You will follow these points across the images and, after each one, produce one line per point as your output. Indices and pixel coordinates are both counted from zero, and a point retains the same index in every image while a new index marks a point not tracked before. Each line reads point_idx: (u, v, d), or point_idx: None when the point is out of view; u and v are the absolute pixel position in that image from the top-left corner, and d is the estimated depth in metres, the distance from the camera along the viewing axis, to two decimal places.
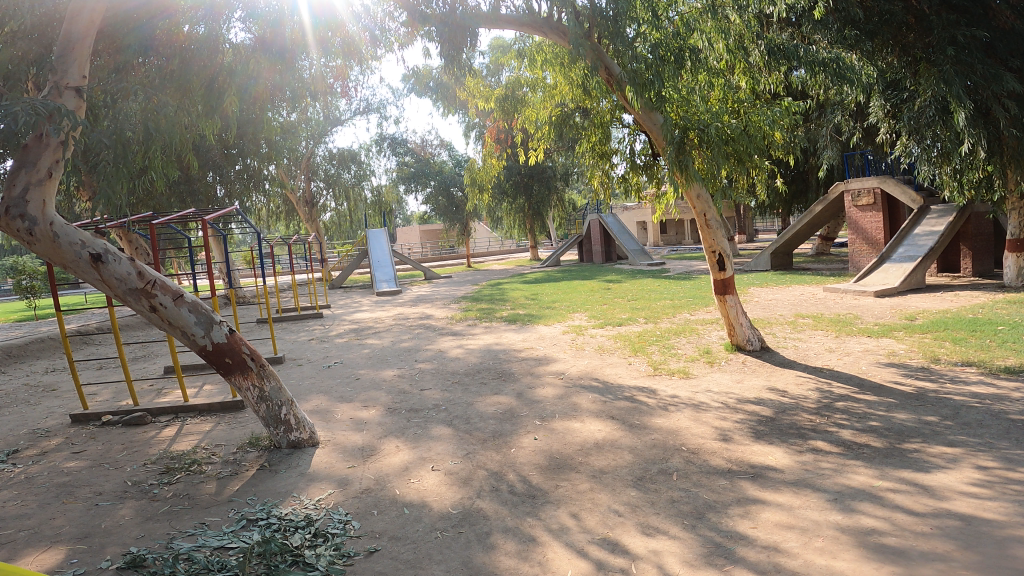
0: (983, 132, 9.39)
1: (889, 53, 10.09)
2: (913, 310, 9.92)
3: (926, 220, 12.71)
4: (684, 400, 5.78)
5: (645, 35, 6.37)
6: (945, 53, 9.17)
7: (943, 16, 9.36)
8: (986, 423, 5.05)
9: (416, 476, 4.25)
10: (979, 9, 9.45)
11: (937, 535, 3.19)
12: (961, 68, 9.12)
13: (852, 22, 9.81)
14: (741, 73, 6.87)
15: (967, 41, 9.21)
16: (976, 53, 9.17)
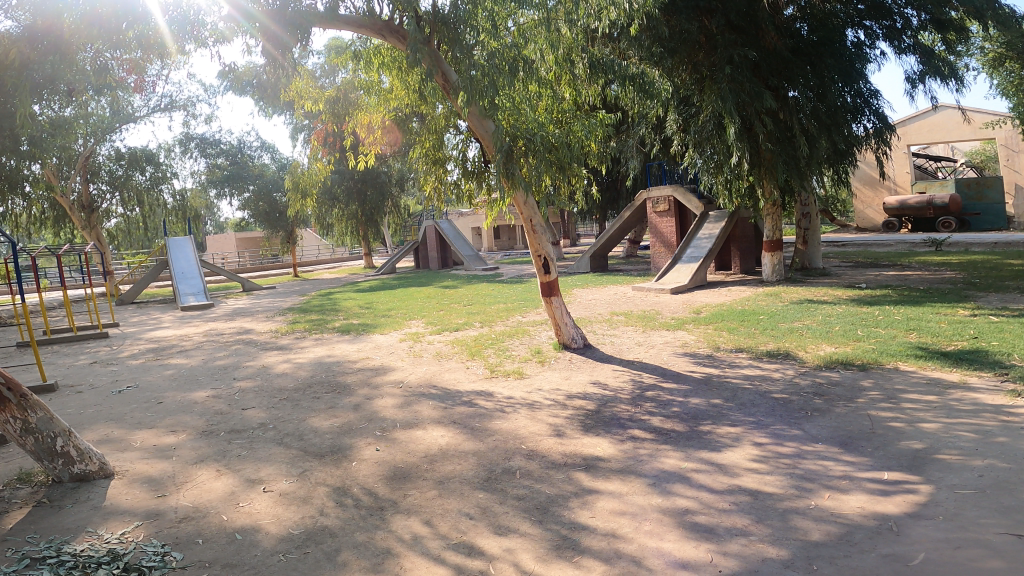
0: (747, 146, 10.92)
1: (683, 71, 11.32)
2: (699, 304, 11.20)
3: (706, 225, 14.36)
4: (519, 400, 5.98)
5: (485, 45, 6.44)
6: (723, 71, 10.55)
7: (726, 37, 10.72)
8: (757, 402, 5.87)
9: (245, 500, 3.95)
10: (753, 30, 10.88)
11: (736, 510, 3.62)
12: (734, 85, 10.53)
13: (660, 39, 10.86)
14: (566, 85, 7.41)
15: (740, 61, 10.57)
16: (746, 73, 10.62)
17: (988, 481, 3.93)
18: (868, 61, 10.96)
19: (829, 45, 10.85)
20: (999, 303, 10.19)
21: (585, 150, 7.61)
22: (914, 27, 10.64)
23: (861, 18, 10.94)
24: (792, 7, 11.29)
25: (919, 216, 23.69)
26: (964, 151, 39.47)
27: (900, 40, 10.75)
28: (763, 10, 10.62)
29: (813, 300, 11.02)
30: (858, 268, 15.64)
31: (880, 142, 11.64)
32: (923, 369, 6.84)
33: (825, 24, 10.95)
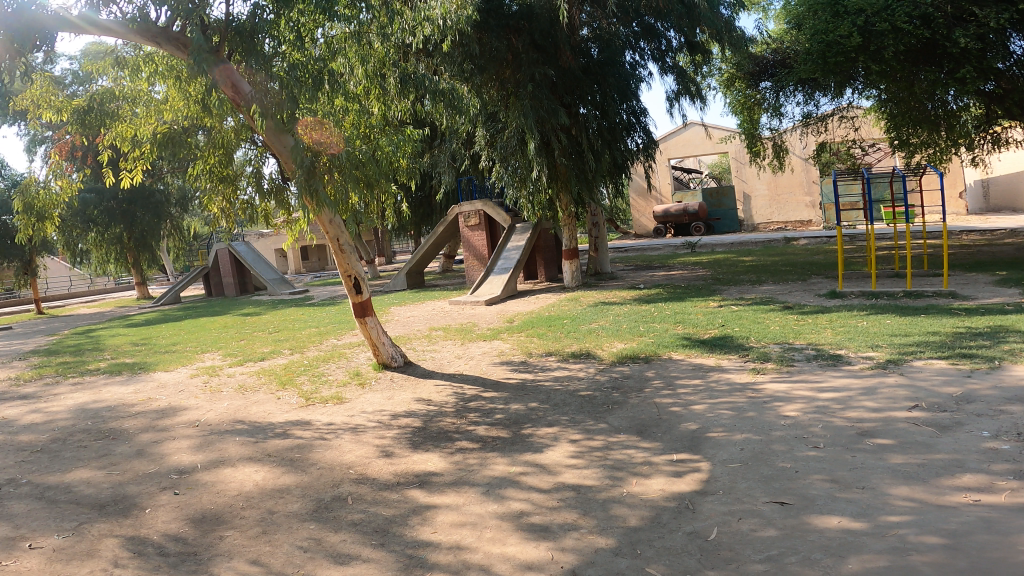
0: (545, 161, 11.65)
1: (492, 87, 11.88)
2: (512, 313, 11.63)
3: (515, 237, 15.03)
4: (340, 425, 5.74)
5: (285, 56, 6.18)
6: (526, 89, 11.22)
7: (530, 56, 11.32)
8: (567, 401, 6.24)
9: (10, 564, 3.34)
10: (552, 50, 11.51)
11: (563, 506, 3.80)
12: (535, 102, 11.22)
13: (470, 57, 11.26)
14: (374, 99, 7.37)
15: (541, 79, 11.29)
16: (545, 91, 11.33)
17: (750, 454, 4.60)
18: (642, 80, 12.26)
19: (612, 66, 11.97)
20: (734, 294, 12.04)
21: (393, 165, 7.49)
22: (674, 49, 12.01)
23: (636, 40, 12.00)
24: (585, 27, 12.06)
25: (679, 222, 26.99)
26: (710, 164, 45.76)
27: (663, 60, 12.13)
28: (562, 29, 11.33)
29: (605, 302, 12.03)
30: (638, 270, 17.36)
31: (649, 155, 13.11)
32: (690, 356, 7.81)
33: (611, 45, 11.84)
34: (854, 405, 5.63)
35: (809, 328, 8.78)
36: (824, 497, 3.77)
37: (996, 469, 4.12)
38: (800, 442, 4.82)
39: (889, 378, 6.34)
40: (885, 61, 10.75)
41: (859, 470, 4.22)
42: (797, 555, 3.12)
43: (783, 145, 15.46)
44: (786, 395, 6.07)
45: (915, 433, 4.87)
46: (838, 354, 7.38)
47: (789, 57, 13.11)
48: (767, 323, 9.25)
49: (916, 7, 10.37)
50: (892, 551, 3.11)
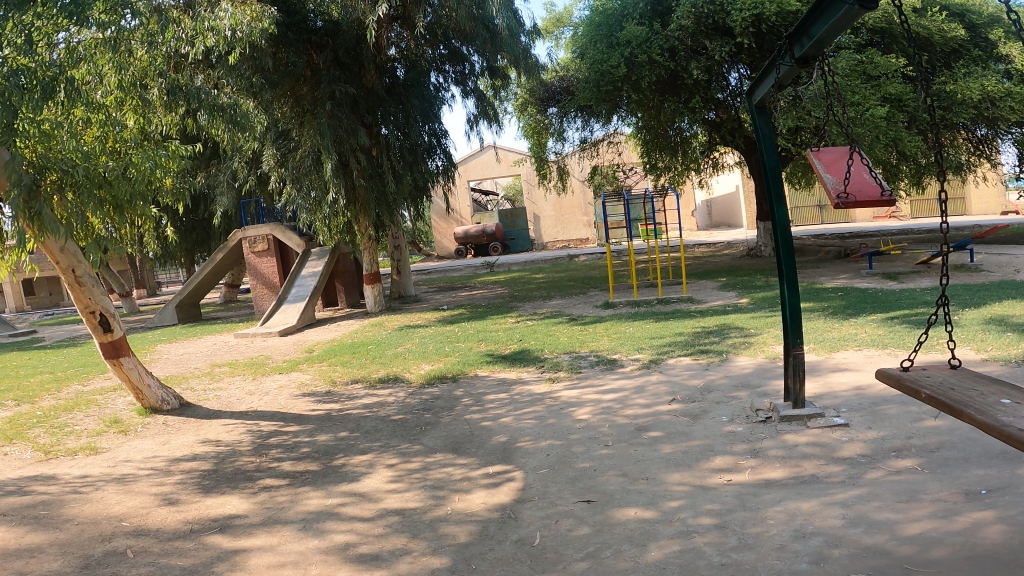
0: (343, 182, 11.35)
1: (285, 102, 11.42)
2: (310, 343, 11.10)
3: (310, 262, 14.41)
4: (102, 477, 5.00)
5: (7, 59, 5.31)
6: (324, 106, 10.88)
7: (330, 73, 11.19)
8: (378, 427, 6.08)
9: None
10: (355, 68, 11.66)
11: (390, 532, 3.69)
12: (333, 120, 10.94)
13: (261, 70, 10.61)
14: (131, 110, 6.62)
15: (341, 97, 11.12)
16: (344, 109, 11.18)
17: (556, 458, 4.86)
18: (445, 103, 12.72)
19: (415, 87, 12.28)
20: (529, 309, 12.76)
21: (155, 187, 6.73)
22: (476, 74, 12.36)
23: (441, 63, 12.34)
24: (392, 48, 11.92)
25: (477, 243, 27.89)
26: (502, 186, 47.90)
27: (465, 83, 12.53)
28: (367, 47, 11.43)
29: (410, 325, 12.01)
30: (440, 292, 17.57)
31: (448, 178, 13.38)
32: (493, 372, 8.07)
33: (416, 66, 12.12)
34: (630, 403, 6.28)
35: (590, 336, 9.60)
36: (620, 491, 4.10)
37: (737, 449, 4.88)
38: (593, 441, 5.23)
39: (650, 376, 7.19)
40: (641, 90, 12.27)
41: (642, 462, 4.68)
42: (612, 548, 3.33)
43: (566, 168, 16.63)
44: (577, 399, 6.55)
45: (676, 423, 5.58)
46: (613, 358, 8.17)
47: (573, 86, 14.38)
48: (557, 335, 9.92)
49: (666, 40, 11.79)
50: (684, 534, 3.46)
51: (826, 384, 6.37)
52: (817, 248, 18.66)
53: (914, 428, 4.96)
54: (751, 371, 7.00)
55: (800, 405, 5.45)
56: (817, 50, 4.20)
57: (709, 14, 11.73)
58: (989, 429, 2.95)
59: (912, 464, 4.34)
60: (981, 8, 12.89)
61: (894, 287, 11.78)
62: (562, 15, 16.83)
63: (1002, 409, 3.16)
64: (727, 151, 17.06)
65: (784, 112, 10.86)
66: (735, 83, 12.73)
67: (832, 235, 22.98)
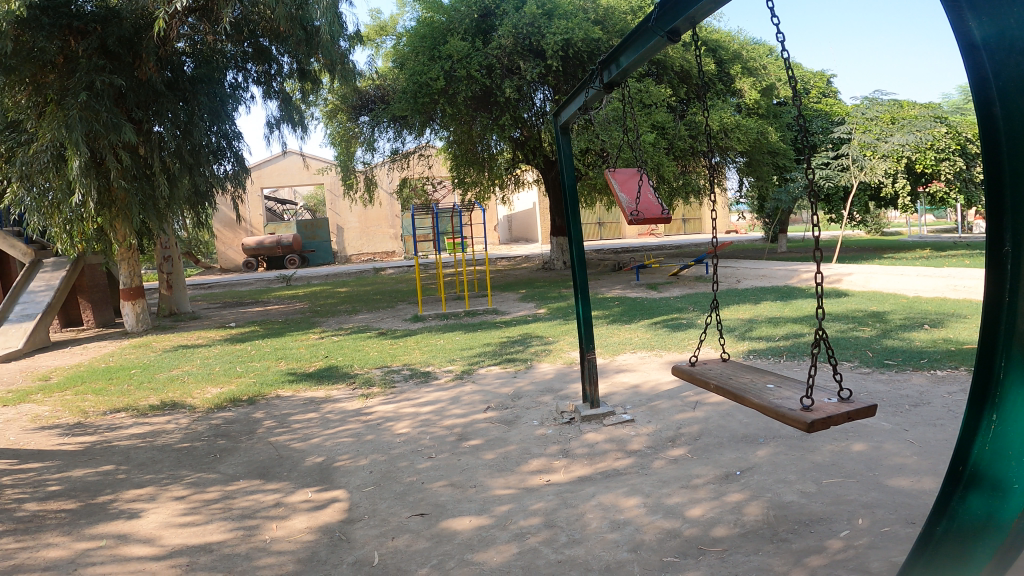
0: (95, 183, 9.92)
1: (20, 91, 9.87)
2: (44, 370, 9.48)
3: (41, 275, 12.29)
4: None
5: None
6: (76, 97, 9.43)
7: (92, 61, 9.77)
8: (157, 457, 5.40)
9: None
10: (127, 57, 10.34)
11: (192, 571, 3.29)
12: (87, 113, 9.50)
13: None
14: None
15: (104, 88, 9.76)
16: (107, 103, 9.83)
17: (378, 475, 4.70)
18: (241, 103, 11.76)
19: (207, 83, 11.20)
20: (335, 325, 12.29)
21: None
22: (284, 75, 11.72)
23: (244, 60, 11.58)
24: (183, 40, 10.91)
25: (271, 254, 26.15)
26: (300, 194, 45.56)
27: (270, 84, 11.78)
28: (150, 39, 10.11)
29: (187, 345, 10.87)
30: (226, 308, 16.14)
31: (239, 183, 12.47)
32: (299, 392, 7.60)
33: (210, 61, 11.16)
34: (446, 414, 6.30)
35: (400, 350, 9.49)
36: (451, 501, 4.08)
37: (549, 451, 5.12)
38: (416, 455, 5.16)
39: (464, 386, 7.27)
40: (456, 104, 12.57)
41: (467, 470, 4.71)
42: (452, 559, 3.30)
43: (373, 179, 16.33)
44: (394, 414, 6.40)
45: (492, 430, 5.72)
46: (426, 370, 8.15)
47: (390, 95, 14.30)
48: (366, 350, 9.64)
49: (485, 57, 12.23)
50: (517, 537, 3.54)
51: (611, 384, 6.98)
52: (597, 261, 20.40)
53: (679, 420, 5.62)
54: (553, 376, 7.41)
55: (596, 404, 5.90)
56: (621, 77, 4.60)
57: (527, 36, 12.24)
58: (766, 410, 3.42)
59: (685, 452, 4.89)
60: (728, 45, 15.00)
61: (655, 296, 13.24)
62: (386, 24, 16.49)
63: (773, 391, 3.68)
64: (525, 168, 17.96)
65: (577, 134, 11.79)
66: (539, 104, 13.32)
67: (607, 250, 25.33)
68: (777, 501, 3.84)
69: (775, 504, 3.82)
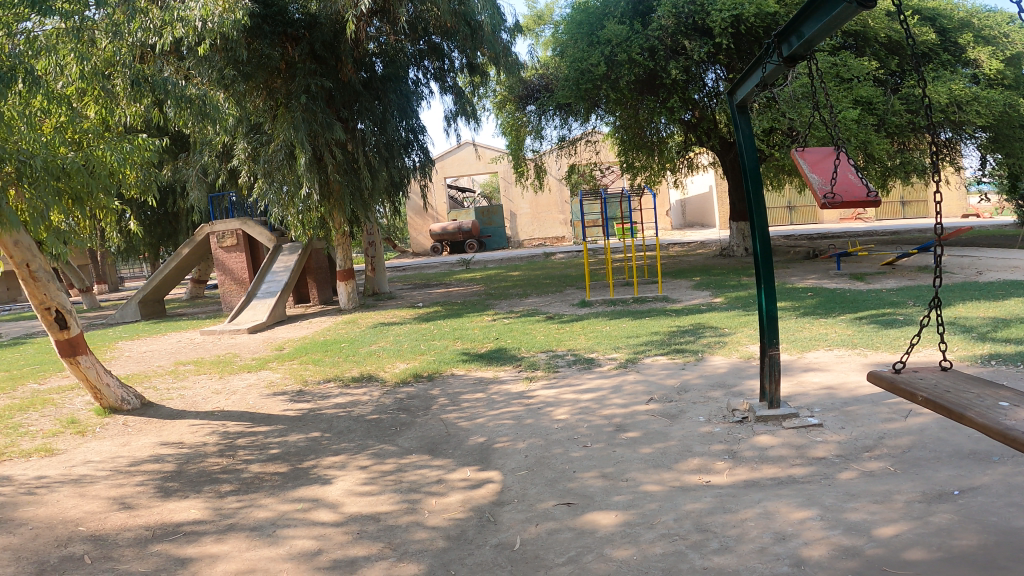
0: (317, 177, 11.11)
1: (258, 95, 11.23)
2: (281, 340, 10.90)
3: (283, 258, 14.11)
4: (59, 479, 4.79)
5: None
6: (299, 100, 10.71)
7: (307, 66, 10.95)
8: (352, 427, 5.97)
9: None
10: (331, 62, 11.36)
11: (360, 538, 3.60)
12: (308, 115, 10.80)
13: (234, 62, 10.36)
14: (90, 102, 6.51)
15: (318, 91, 10.97)
16: (320, 103, 11.00)
17: (534, 460, 4.80)
18: (422, 99, 12.55)
19: (395, 82, 12.08)
20: (506, 307, 12.72)
21: (117, 179, 6.69)
22: (456, 70, 12.29)
23: (421, 58, 12.21)
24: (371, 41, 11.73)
25: (453, 240, 27.69)
26: (476, 182, 47.66)
27: (444, 80, 12.38)
28: (345, 41, 11.11)
29: (385, 322, 11.91)
30: (415, 289, 17.39)
31: (423, 174, 13.31)
32: (470, 371, 8.00)
33: (395, 61, 11.90)
34: (606, 403, 6.26)
35: (566, 335, 9.58)
36: (602, 493, 4.06)
37: (714, 450, 4.89)
38: (572, 442, 5.20)
39: (626, 375, 7.19)
40: (619, 89, 12.34)
41: (621, 463, 4.65)
42: (592, 552, 3.29)
43: (542, 166, 16.62)
44: (554, 399, 6.50)
45: (653, 422, 5.59)
46: (589, 357, 8.16)
47: (552, 83, 14.27)
48: (533, 333, 9.88)
49: (646, 40, 11.77)
50: (665, 537, 3.43)
51: (798, 383, 6.47)
52: (785, 249, 18.92)
53: (884, 430, 5.03)
54: (726, 370, 7.04)
55: (776, 405, 5.48)
56: (805, 49, 4.16)
57: (689, 14, 11.73)
58: (992, 432, 2.94)
59: (885, 464, 4.38)
60: (950, 14, 13.43)
61: (859, 288, 12.01)
62: (543, 13, 16.66)
63: (1003, 410, 3.16)
64: (700, 152, 17.12)
65: (760, 114, 11.04)
66: (711, 84, 12.57)
67: (799, 236, 23.40)
68: (1001, 526, 3.32)
69: (994, 529, 3.30)
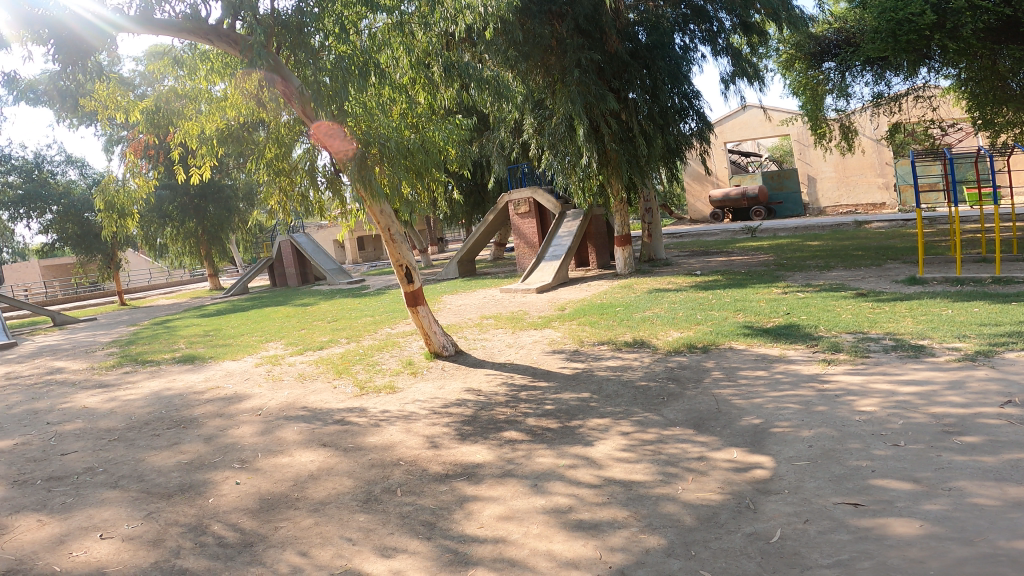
0: (595, 146, 11.41)
1: (537, 73, 11.63)
2: (564, 301, 11.57)
3: (565, 225, 14.79)
4: (394, 414, 5.78)
5: (331, 47, 6.22)
6: (572, 74, 10.97)
7: (574, 41, 11.04)
8: (620, 392, 6.12)
9: (78, 550, 3.47)
10: (597, 34, 11.34)
11: (612, 503, 3.73)
12: (582, 87, 10.97)
13: (514, 43, 10.89)
14: (420, 89, 7.29)
15: (588, 64, 11.08)
16: (591, 75, 11.11)
17: (819, 451, 4.29)
18: (693, 63, 12.01)
19: (661, 49, 11.64)
20: (802, 281, 11.59)
21: (442, 155, 7.61)
22: (727, 30, 11.90)
23: (686, 22, 11.97)
24: (633, 11, 11.95)
25: (738, 206, 26.28)
26: (767, 146, 44.43)
27: (716, 42, 11.99)
28: (606, 13, 11.06)
29: (661, 289, 11.82)
30: (695, 256, 17.00)
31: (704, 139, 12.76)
32: (752, 347, 7.42)
33: (658, 28, 11.58)
34: (938, 400, 4.98)
35: (886, 317, 8.07)
36: (902, 498, 3.52)
37: None
38: (876, 439, 4.38)
39: (975, 371, 5.61)
40: (962, 39, 10.18)
41: (942, 470, 3.80)
42: (867, 561, 2.94)
43: (852, 126, 14.90)
44: (861, 388, 5.48)
45: (1003, 430, 4.29)
46: (920, 345, 6.63)
47: (857, 38, 12.36)
48: (839, 312, 8.64)
49: None
50: (978, 560, 2.86)
51: None
52: None
53: None
54: None
55: None
56: None
57: None
58: None
59: None
60: None
61: None
62: None
63: None
64: None
65: None
66: None
67: None
68: None
69: None
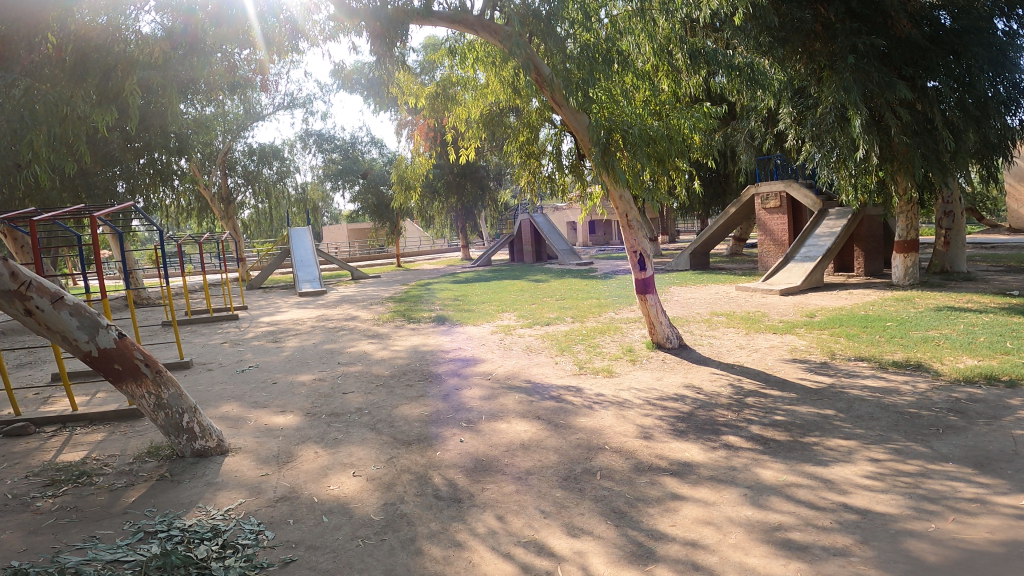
0: (877, 139, 9.96)
1: (798, 60, 10.65)
2: (812, 307, 10.54)
3: (826, 222, 13.34)
4: (609, 398, 5.86)
5: (576, 35, 6.47)
6: (846, 61, 9.69)
7: (846, 25, 9.95)
8: (876, 416, 5.40)
9: (335, 483, 4.11)
10: (879, 18, 10.07)
11: (836, 529, 3.37)
12: (859, 76, 9.66)
13: (768, 29, 9.93)
14: (664, 76, 7.07)
15: (866, 49, 9.78)
16: (872, 62, 9.79)
17: None
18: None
19: (974, 33, 9.91)
20: None
21: (686, 144, 7.34)
22: None
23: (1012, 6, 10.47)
24: None
25: None
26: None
27: None
28: None
29: (955, 307, 10.07)
30: (1010, 272, 14.07)
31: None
32: None
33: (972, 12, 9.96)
34: None
35: None
36: None
37: None
38: None
39: None
40: None
41: None
42: None
43: None
44: None
45: None
46: None
47: None
48: None
49: None
50: None
51: None
52: None
53: None
54: None
55: None
56: None
57: None
58: None
59: None
60: None
61: None
62: None
63: None
64: None
65: None
66: None
67: None
68: None
69: None
